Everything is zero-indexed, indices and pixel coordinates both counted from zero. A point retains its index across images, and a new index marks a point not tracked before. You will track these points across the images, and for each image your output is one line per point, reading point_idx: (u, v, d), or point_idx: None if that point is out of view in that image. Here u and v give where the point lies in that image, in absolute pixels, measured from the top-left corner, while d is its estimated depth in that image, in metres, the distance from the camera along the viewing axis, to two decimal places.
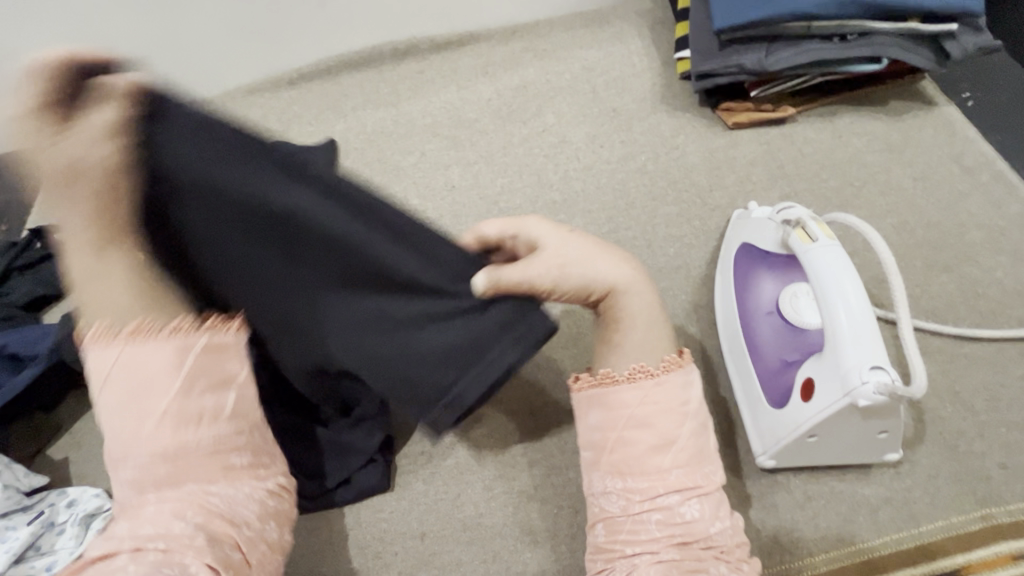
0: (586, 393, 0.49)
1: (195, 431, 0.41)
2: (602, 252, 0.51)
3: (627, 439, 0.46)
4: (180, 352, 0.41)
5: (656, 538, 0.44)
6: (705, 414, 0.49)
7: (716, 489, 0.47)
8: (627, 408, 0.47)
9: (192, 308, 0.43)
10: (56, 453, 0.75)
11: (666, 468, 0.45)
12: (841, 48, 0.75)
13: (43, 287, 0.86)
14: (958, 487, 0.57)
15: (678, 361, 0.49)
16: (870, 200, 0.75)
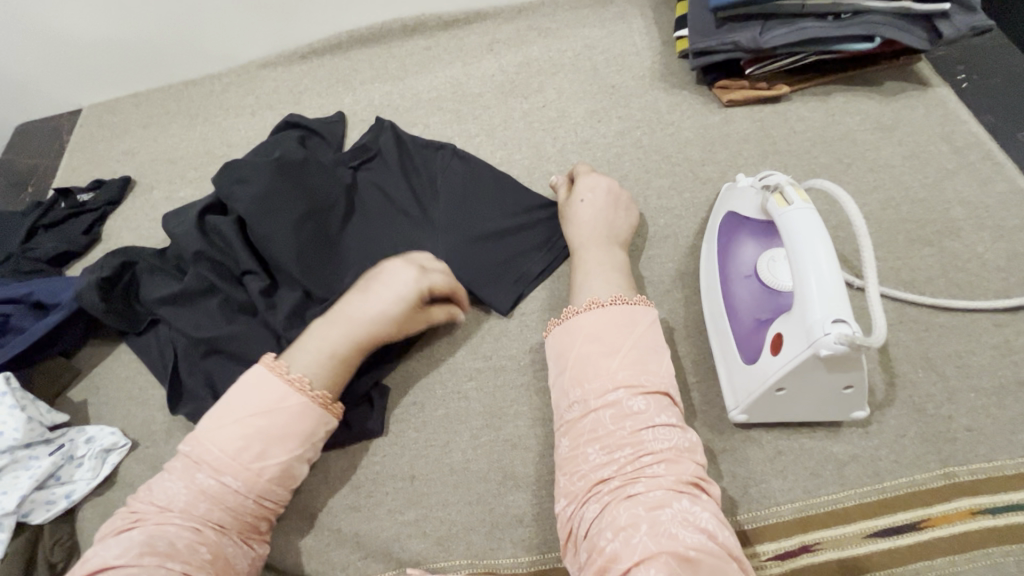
0: (557, 329, 0.63)
1: (261, 465, 0.57)
2: (598, 213, 0.72)
3: (588, 352, 0.59)
4: (281, 412, 0.58)
5: (609, 429, 0.54)
6: (656, 335, 0.61)
7: (661, 390, 0.57)
8: (587, 328, 0.60)
9: (261, 442, 0.57)
10: (76, 395, 0.80)
11: (616, 367, 0.57)
12: (835, 26, 0.77)
13: (67, 243, 0.91)
14: (923, 447, 0.59)
15: (638, 298, 0.63)
16: (858, 176, 0.77)
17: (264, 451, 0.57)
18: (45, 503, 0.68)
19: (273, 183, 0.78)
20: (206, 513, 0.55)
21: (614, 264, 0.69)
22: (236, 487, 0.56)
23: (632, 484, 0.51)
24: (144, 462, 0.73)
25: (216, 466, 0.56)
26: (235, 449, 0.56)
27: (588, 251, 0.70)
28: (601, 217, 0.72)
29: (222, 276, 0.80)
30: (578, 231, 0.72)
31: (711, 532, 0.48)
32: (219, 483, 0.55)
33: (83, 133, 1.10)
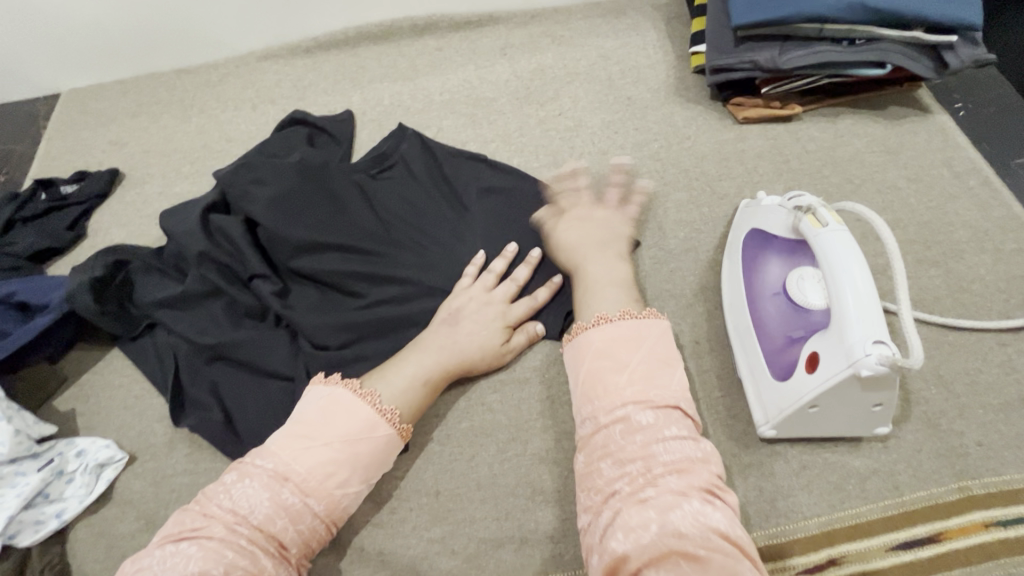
0: (572, 345, 0.63)
1: (342, 492, 0.56)
2: (586, 234, 0.73)
3: (600, 370, 0.59)
4: (372, 442, 0.57)
5: (620, 444, 0.54)
6: (663, 347, 0.60)
7: (672, 402, 0.56)
8: (601, 342, 0.60)
9: (350, 469, 0.56)
10: (62, 404, 0.74)
11: (624, 382, 0.57)
12: (849, 51, 0.79)
13: (50, 239, 0.85)
14: (939, 462, 0.62)
15: (647, 312, 0.63)
16: (867, 197, 0.80)
17: (348, 480, 0.56)
18: (33, 523, 0.62)
19: (294, 185, 0.78)
20: (280, 532, 0.52)
21: (618, 277, 0.70)
22: (316, 510, 0.54)
23: (645, 492, 0.51)
24: (142, 476, 0.68)
25: (305, 484, 0.54)
26: (324, 472, 0.55)
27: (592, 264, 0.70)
28: (592, 238, 0.73)
29: (227, 279, 0.76)
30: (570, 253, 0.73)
31: (721, 535, 0.47)
32: (302, 503, 0.54)
33: (62, 120, 1.03)
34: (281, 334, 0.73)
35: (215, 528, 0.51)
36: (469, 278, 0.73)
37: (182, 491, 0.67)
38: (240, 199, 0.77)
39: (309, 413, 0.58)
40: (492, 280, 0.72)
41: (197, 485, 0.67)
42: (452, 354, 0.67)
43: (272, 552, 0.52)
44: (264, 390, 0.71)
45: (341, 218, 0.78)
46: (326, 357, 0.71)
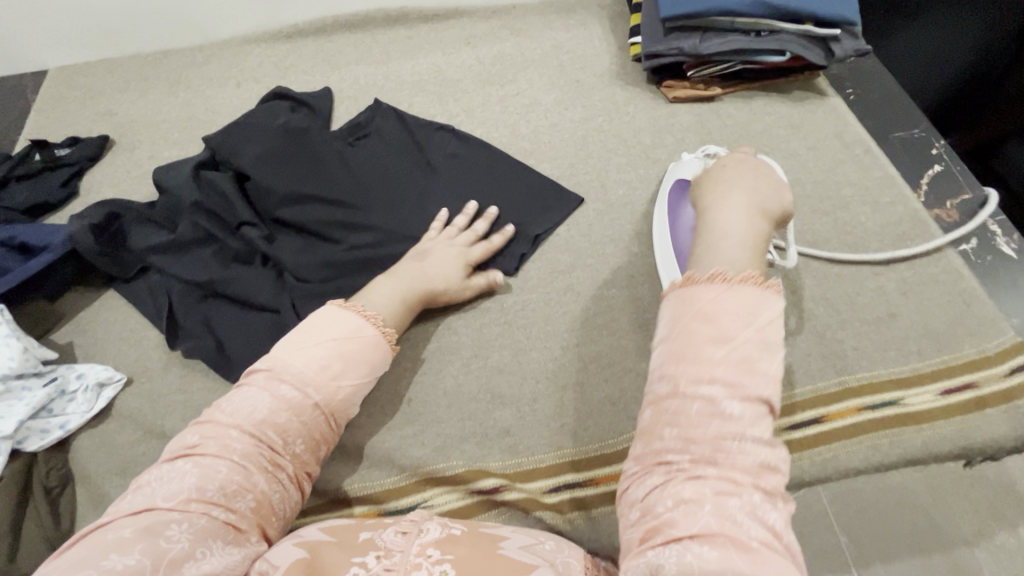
0: (680, 291, 0.52)
1: (339, 388, 0.63)
2: (736, 171, 0.60)
3: (697, 331, 0.49)
4: (364, 344, 0.65)
5: (693, 420, 0.47)
6: (776, 331, 0.50)
7: (764, 394, 0.48)
8: (715, 306, 0.50)
9: (342, 362, 0.63)
10: (60, 337, 0.81)
11: (721, 355, 0.48)
12: (756, 41, 0.95)
13: (45, 195, 0.92)
14: (823, 363, 0.76)
15: (766, 283, 0.51)
16: (774, 162, 0.95)
17: (340, 373, 0.63)
18: (39, 431, 0.69)
19: (279, 143, 0.88)
20: (282, 424, 0.59)
21: (744, 236, 0.55)
22: (315, 401, 0.61)
23: (704, 470, 0.46)
24: (141, 395, 0.75)
25: (300, 378, 0.61)
26: (317, 366, 0.62)
27: (724, 197, 0.57)
28: (730, 180, 0.60)
29: (217, 226, 0.85)
30: (706, 185, 0.60)
31: (764, 524, 0.44)
32: (303, 395, 0.61)
33: (51, 92, 1.09)
34: (269, 272, 0.82)
35: (212, 443, 0.56)
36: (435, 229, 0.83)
37: (178, 407, 0.74)
38: (230, 156, 0.87)
39: (305, 329, 0.65)
40: (456, 232, 0.82)
41: (192, 401, 0.75)
42: (422, 282, 0.76)
43: (274, 451, 0.58)
44: (251, 320, 0.79)
45: (324, 173, 0.88)
46: (308, 288, 0.80)
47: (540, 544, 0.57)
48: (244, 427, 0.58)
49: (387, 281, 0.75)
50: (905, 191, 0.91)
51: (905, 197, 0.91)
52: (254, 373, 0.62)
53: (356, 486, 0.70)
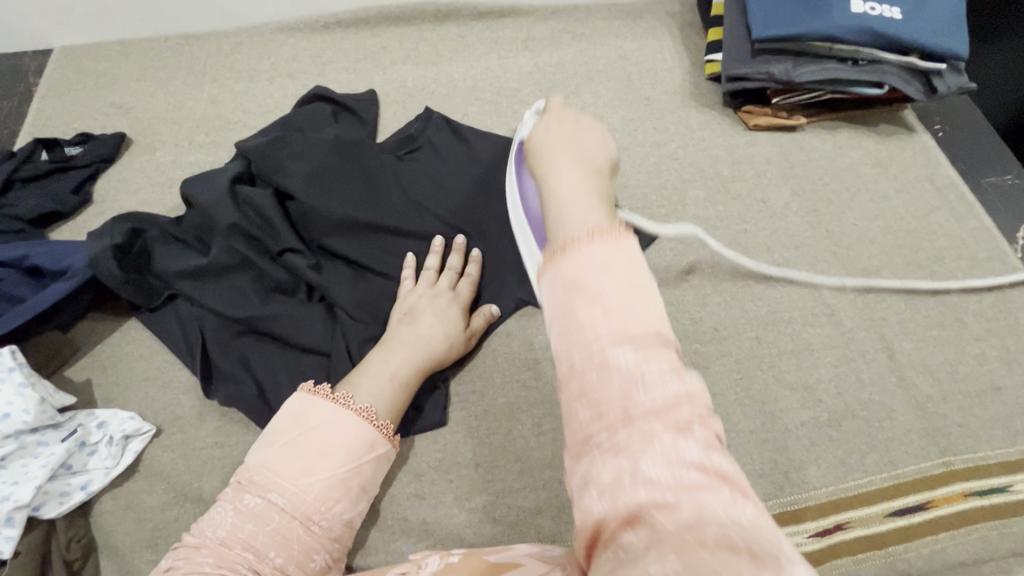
0: (555, 265, 0.36)
1: (312, 481, 0.54)
2: (568, 134, 0.49)
3: (577, 307, 0.33)
4: (332, 425, 0.57)
5: (603, 380, 0.32)
6: (643, 274, 0.35)
7: (656, 321, 0.33)
8: (588, 273, 0.34)
9: (310, 455, 0.55)
10: (77, 374, 0.71)
11: (598, 313, 0.33)
12: (853, 70, 0.87)
13: (54, 203, 0.81)
14: (925, 440, 0.70)
15: (614, 226, 0.37)
16: (862, 205, 0.88)
17: (312, 466, 0.55)
18: (58, 495, 0.60)
19: (329, 160, 0.78)
20: (250, 537, 0.52)
21: (586, 189, 0.42)
22: (282, 505, 0.53)
23: (657, 494, 0.29)
24: (171, 449, 0.67)
25: (265, 484, 0.54)
26: (284, 465, 0.55)
27: (559, 187, 0.43)
28: (573, 139, 0.48)
29: (255, 252, 0.74)
30: (541, 158, 0.47)
31: (699, 465, 0.29)
32: (268, 497, 0.53)
33: (57, 78, 0.97)
34: (316, 309, 0.73)
35: (180, 564, 0.50)
36: (410, 279, 0.73)
37: (214, 464, 0.66)
38: (271, 171, 0.77)
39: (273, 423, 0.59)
40: (433, 275, 0.73)
41: (230, 457, 0.67)
42: (420, 349, 0.67)
43: (248, 561, 0.51)
44: (298, 364, 0.70)
45: (377, 196, 0.78)
46: (365, 330, 0.72)
47: (546, 550, 0.46)
48: (213, 543, 0.52)
49: (380, 353, 0.66)
50: (1003, 245, 0.85)
51: (1003, 252, 0.84)
52: (229, 490, 0.56)
53: None
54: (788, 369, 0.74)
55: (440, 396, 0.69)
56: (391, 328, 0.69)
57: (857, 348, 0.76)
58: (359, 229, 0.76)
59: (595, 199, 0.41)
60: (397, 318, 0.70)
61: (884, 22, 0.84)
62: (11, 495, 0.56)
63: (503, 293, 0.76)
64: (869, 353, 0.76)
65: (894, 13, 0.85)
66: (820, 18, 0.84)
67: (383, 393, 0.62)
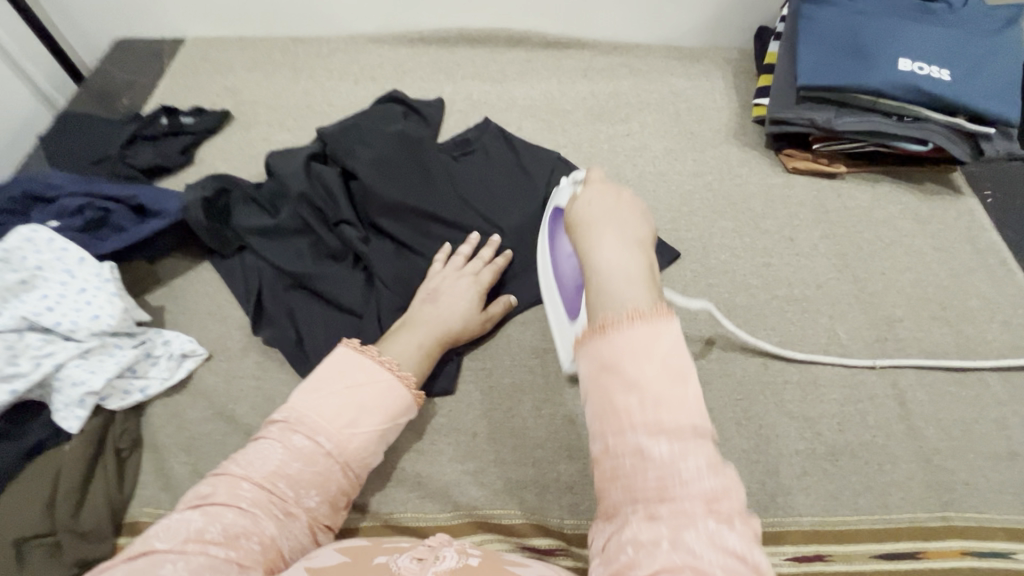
0: (585, 348, 0.42)
1: (354, 435, 0.59)
2: (609, 210, 0.50)
3: (614, 393, 0.40)
4: (376, 386, 0.62)
5: (630, 467, 0.39)
6: (686, 365, 0.40)
7: (692, 415, 0.39)
8: (625, 361, 0.40)
9: (357, 409, 0.60)
10: (153, 300, 0.84)
11: (635, 400, 0.39)
12: (897, 125, 0.89)
13: (163, 158, 0.96)
14: (927, 492, 0.69)
15: (660, 309, 0.41)
16: (893, 255, 0.89)
17: (358, 419, 0.60)
18: (121, 392, 0.71)
19: (394, 151, 0.89)
20: (295, 474, 0.56)
21: (634, 265, 0.45)
22: (326, 452, 0.58)
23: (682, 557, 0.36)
24: (217, 373, 0.77)
25: (313, 427, 0.58)
26: (333, 414, 0.59)
27: (606, 273, 0.44)
28: (615, 212, 0.50)
29: (317, 220, 0.85)
30: (584, 229, 0.49)
31: (741, 559, 0.36)
32: (312, 444, 0.57)
33: (185, 62, 1.15)
34: (359, 275, 0.82)
35: (220, 495, 0.52)
36: (439, 264, 0.80)
37: (249, 392, 0.75)
38: (343, 154, 0.88)
39: (322, 373, 0.62)
40: (462, 261, 0.80)
41: (263, 388, 0.76)
42: (441, 325, 0.73)
43: (286, 500, 0.55)
44: (333, 320, 0.79)
45: (429, 187, 0.88)
46: (395, 300, 0.80)
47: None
48: (251, 480, 0.54)
49: (407, 327, 0.72)
50: None
51: None
52: (270, 427, 0.59)
53: (408, 516, 0.67)
54: (790, 399, 0.75)
55: (451, 367, 0.75)
56: (414, 305, 0.76)
57: (867, 391, 0.76)
58: (407, 212, 0.85)
59: (639, 279, 0.44)
60: (420, 296, 0.76)
61: (932, 83, 0.86)
62: (86, 381, 0.66)
63: (526, 287, 0.83)
64: (879, 397, 0.75)
65: (944, 75, 0.87)
66: (866, 71, 0.88)
67: (410, 362, 0.68)
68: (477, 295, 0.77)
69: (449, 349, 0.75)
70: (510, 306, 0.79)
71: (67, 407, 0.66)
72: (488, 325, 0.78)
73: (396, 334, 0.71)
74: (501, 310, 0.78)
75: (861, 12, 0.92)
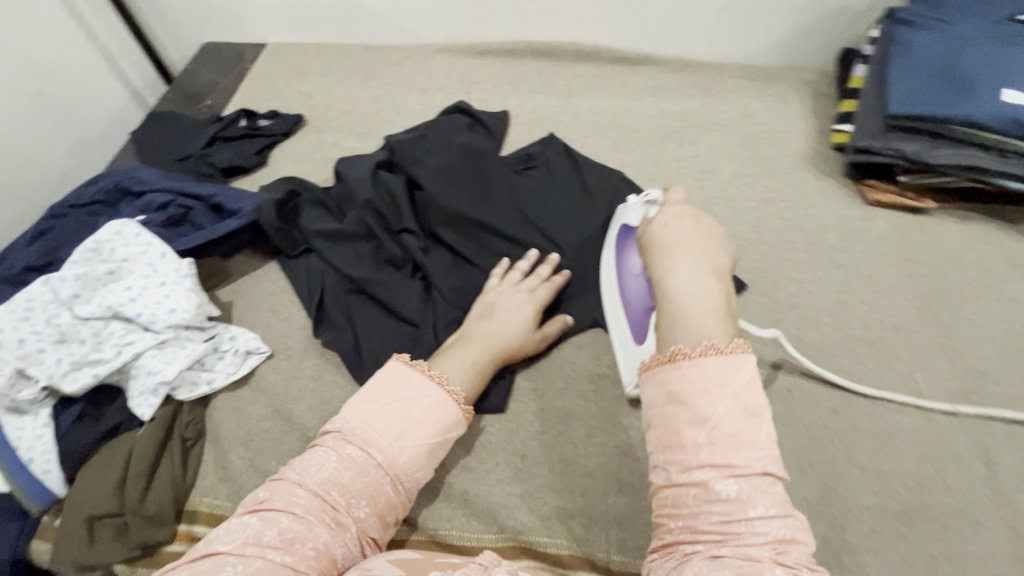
0: (652, 374, 0.50)
1: (404, 447, 0.60)
2: (683, 236, 0.59)
3: (679, 420, 0.47)
4: (426, 400, 0.63)
5: (691, 505, 0.45)
6: (755, 399, 0.47)
7: (756, 446, 0.45)
8: (692, 392, 0.47)
9: (407, 422, 0.61)
10: (223, 295, 0.87)
11: (702, 435, 0.46)
12: (998, 161, 0.82)
13: (240, 159, 1.00)
14: (1016, 567, 0.63)
15: (734, 344, 0.48)
16: (985, 301, 0.82)
17: (408, 433, 0.61)
18: (190, 383, 0.74)
19: (458, 163, 0.89)
20: (346, 484, 0.57)
21: (709, 300, 0.53)
22: (377, 465, 0.59)
23: None
24: (278, 371, 0.79)
25: (365, 439, 0.59)
26: (383, 426, 0.60)
27: (679, 297, 0.53)
28: (693, 243, 0.59)
29: (380, 227, 0.87)
30: (660, 252, 0.59)
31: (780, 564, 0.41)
32: (364, 456, 0.59)
33: (265, 66, 1.20)
34: (416, 284, 0.83)
35: (277, 500, 0.55)
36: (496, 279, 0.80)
37: (306, 392, 0.77)
38: (409, 163, 0.90)
39: (373, 386, 0.64)
40: (519, 276, 0.79)
41: (320, 390, 0.77)
42: (496, 342, 0.73)
43: (337, 510, 0.56)
44: (389, 328, 0.80)
45: (490, 200, 0.88)
46: (451, 311, 0.80)
47: None
48: (305, 487, 0.56)
49: (462, 342, 0.72)
50: None
51: None
52: (325, 437, 0.61)
53: (453, 533, 0.67)
54: (861, 450, 0.70)
55: (504, 385, 0.75)
56: (470, 318, 0.76)
57: (949, 448, 0.70)
58: (467, 224, 0.86)
59: (710, 311, 0.52)
60: (476, 310, 0.76)
61: None
62: (160, 372, 0.70)
63: (583, 308, 0.81)
64: (963, 456, 0.69)
65: None
66: (966, 101, 0.82)
67: (461, 377, 0.68)
68: (533, 313, 0.76)
69: (502, 366, 0.75)
70: (565, 326, 0.78)
71: (141, 394, 0.70)
72: (542, 345, 0.77)
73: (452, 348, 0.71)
74: (556, 330, 0.77)
75: (963, 39, 0.86)
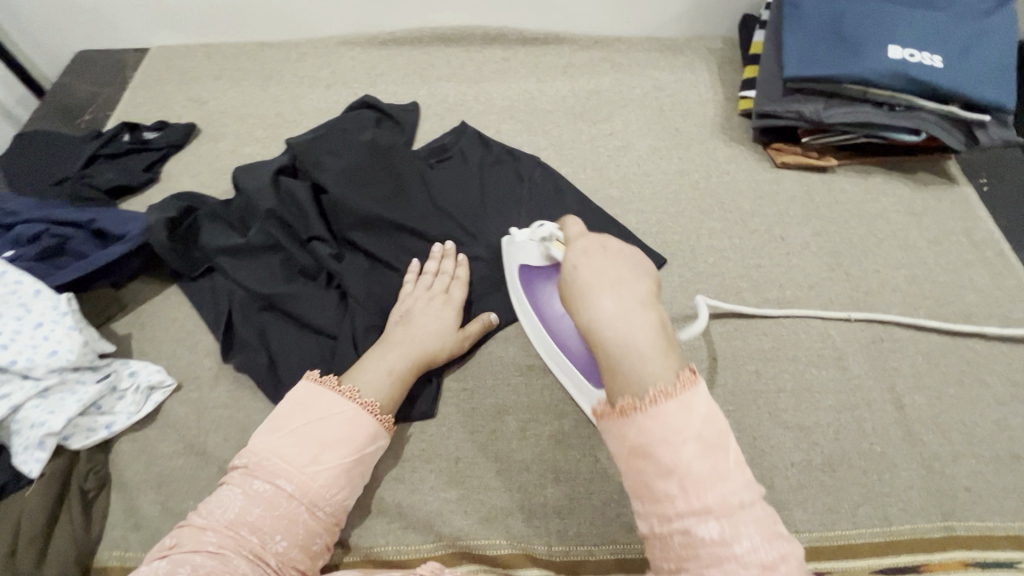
0: (609, 422, 0.44)
1: (317, 470, 0.58)
2: (600, 269, 0.47)
3: (651, 477, 0.42)
4: (337, 416, 0.61)
5: (679, 551, 0.41)
6: (715, 431, 0.42)
7: (728, 484, 0.41)
8: (658, 444, 0.41)
9: (318, 444, 0.59)
10: (120, 328, 0.81)
11: (673, 486, 0.41)
12: (889, 115, 0.86)
13: (127, 177, 0.92)
14: (927, 500, 0.67)
15: (682, 380, 0.43)
16: (888, 251, 0.85)
17: (320, 456, 0.58)
18: (86, 429, 0.68)
19: (364, 160, 0.85)
20: (257, 520, 0.54)
21: (647, 342, 0.43)
22: (290, 491, 0.56)
23: None
24: (187, 404, 0.74)
25: (272, 470, 0.57)
26: (293, 453, 0.57)
27: (580, 267, 0.48)
28: (605, 275, 0.46)
29: (286, 237, 0.81)
30: (575, 292, 0.47)
31: None
32: (274, 485, 0.56)
33: (149, 72, 1.11)
34: (331, 294, 0.78)
35: (185, 544, 0.51)
36: (412, 282, 0.77)
37: (221, 423, 0.72)
38: (312, 166, 0.84)
39: (281, 413, 0.61)
40: (432, 278, 0.77)
41: (236, 419, 0.73)
42: (413, 348, 0.70)
43: (251, 544, 0.52)
44: (306, 343, 0.76)
45: (404, 197, 0.84)
46: (370, 318, 0.76)
47: None
48: (214, 528, 0.53)
49: (378, 353, 0.69)
50: None
51: None
52: (234, 474, 0.58)
53: (389, 549, 0.65)
54: (784, 409, 0.72)
55: (431, 390, 0.73)
56: (387, 326, 0.73)
57: (864, 397, 0.73)
58: (380, 225, 0.82)
59: (655, 351, 0.43)
60: (391, 318, 0.73)
61: (923, 68, 0.83)
62: (45, 422, 0.63)
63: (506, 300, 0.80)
64: (877, 403, 0.73)
65: (935, 61, 0.83)
66: (854, 60, 0.84)
67: (379, 389, 0.65)
68: (451, 313, 0.74)
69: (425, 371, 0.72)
70: (489, 322, 0.76)
71: (26, 449, 0.62)
72: (467, 344, 0.75)
73: (366, 362, 0.68)
74: (478, 328, 0.75)
75: None
